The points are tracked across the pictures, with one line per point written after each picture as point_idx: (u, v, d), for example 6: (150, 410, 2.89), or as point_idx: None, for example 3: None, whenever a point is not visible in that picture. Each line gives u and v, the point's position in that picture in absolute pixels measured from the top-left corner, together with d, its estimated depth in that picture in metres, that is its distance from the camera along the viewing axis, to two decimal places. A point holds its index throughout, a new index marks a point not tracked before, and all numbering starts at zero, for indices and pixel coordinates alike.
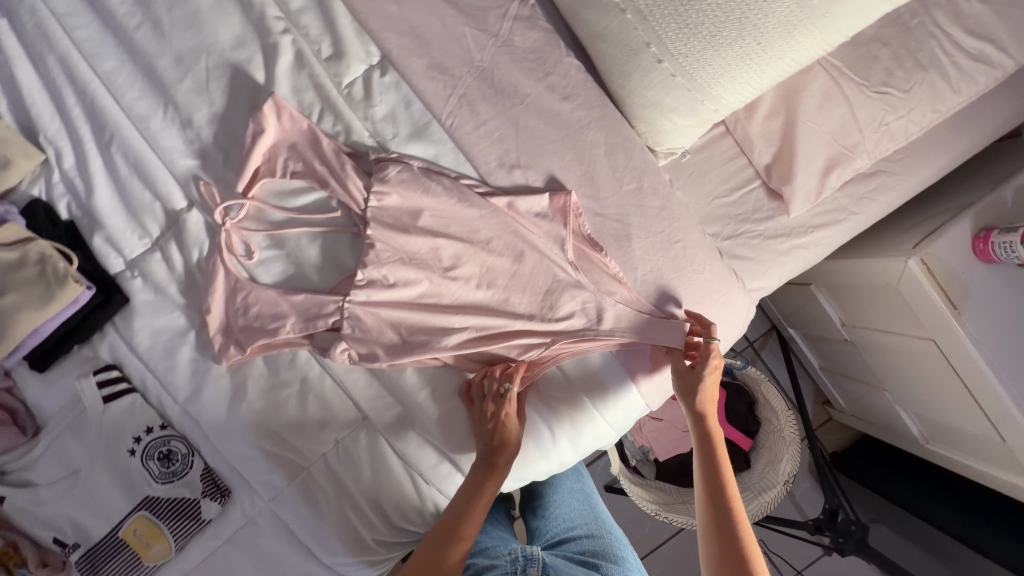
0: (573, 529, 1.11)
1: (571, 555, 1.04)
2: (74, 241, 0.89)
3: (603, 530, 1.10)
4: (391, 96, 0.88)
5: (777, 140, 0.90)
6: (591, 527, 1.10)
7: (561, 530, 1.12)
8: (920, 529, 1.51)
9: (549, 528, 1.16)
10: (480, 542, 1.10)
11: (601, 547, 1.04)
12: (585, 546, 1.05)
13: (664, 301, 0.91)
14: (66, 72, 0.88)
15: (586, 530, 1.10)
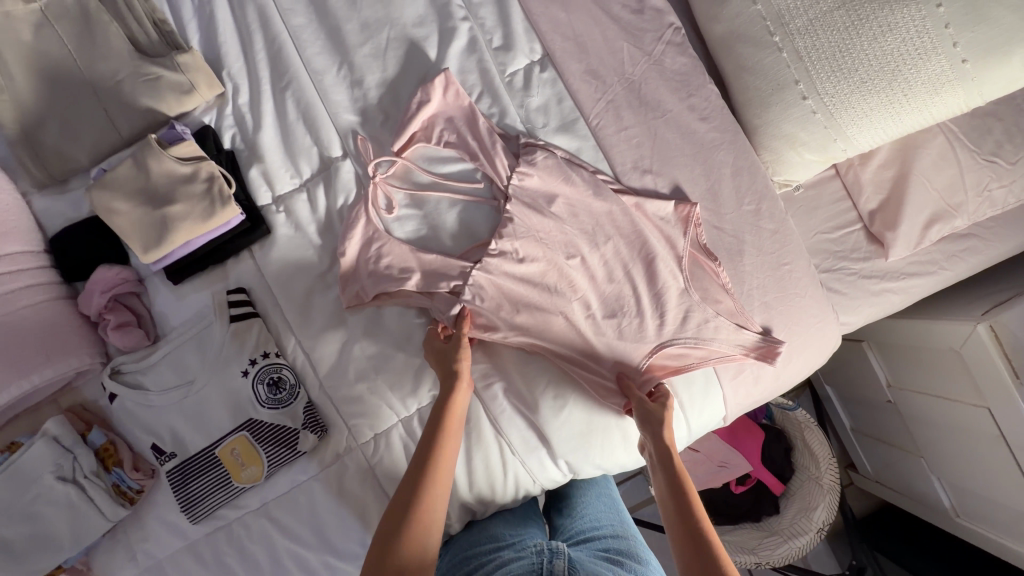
0: (598, 528, 0.97)
1: (596, 552, 0.90)
2: (233, 169, 0.96)
3: (630, 533, 0.96)
4: (547, 91, 0.97)
5: (885, 189, 0.99)
6: (617, 528, 0.96)
7: (586, 530, 0.98)
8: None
9: (570, 529, 1.01)
10: (495, 534, 0.95)
11: (630, 548, 0.90)
12: (611, 545, 0.91)
13: (766, 318, 0.96)
14: (261, 20, 0.98)
15: (612, 531, 0.96)
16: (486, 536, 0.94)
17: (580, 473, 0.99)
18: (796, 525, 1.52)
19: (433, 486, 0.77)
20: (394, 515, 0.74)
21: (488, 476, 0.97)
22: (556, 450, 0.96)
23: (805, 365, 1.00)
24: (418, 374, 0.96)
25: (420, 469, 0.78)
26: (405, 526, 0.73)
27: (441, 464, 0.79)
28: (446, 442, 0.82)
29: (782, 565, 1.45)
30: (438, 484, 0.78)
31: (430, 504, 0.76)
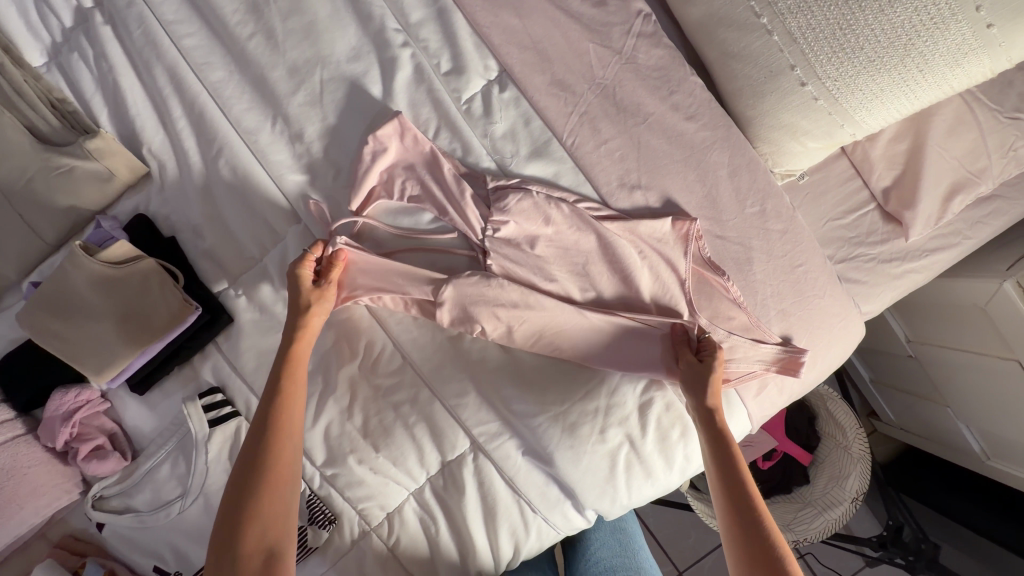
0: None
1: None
2: (178, 259, 0.86)
3: None
4: (511, 113, 0.86)
5: (899, 165, 0.89)
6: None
7: None
8: (981, 544, 1.41)
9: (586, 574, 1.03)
10: None
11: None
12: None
13: (784, 327, 0.89)
14: (172, 81, 0.85)
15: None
16: None
17: (607, 516, 0.93)
18: (829, 496, 1.47)
19: (269, 474, 0.67)
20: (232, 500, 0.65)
21: (513, 537, 0.93)
22: (582, 500, 0.91)
23: (830, 365, 0.93)
24: (421, 443, 0.89)
25: (252, 459, 0.68)
26: (240, 526, 0.63)
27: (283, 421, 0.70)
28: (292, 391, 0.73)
29: (821, 538, 1.40)
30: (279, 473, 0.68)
31: (270, 496, 0.66)
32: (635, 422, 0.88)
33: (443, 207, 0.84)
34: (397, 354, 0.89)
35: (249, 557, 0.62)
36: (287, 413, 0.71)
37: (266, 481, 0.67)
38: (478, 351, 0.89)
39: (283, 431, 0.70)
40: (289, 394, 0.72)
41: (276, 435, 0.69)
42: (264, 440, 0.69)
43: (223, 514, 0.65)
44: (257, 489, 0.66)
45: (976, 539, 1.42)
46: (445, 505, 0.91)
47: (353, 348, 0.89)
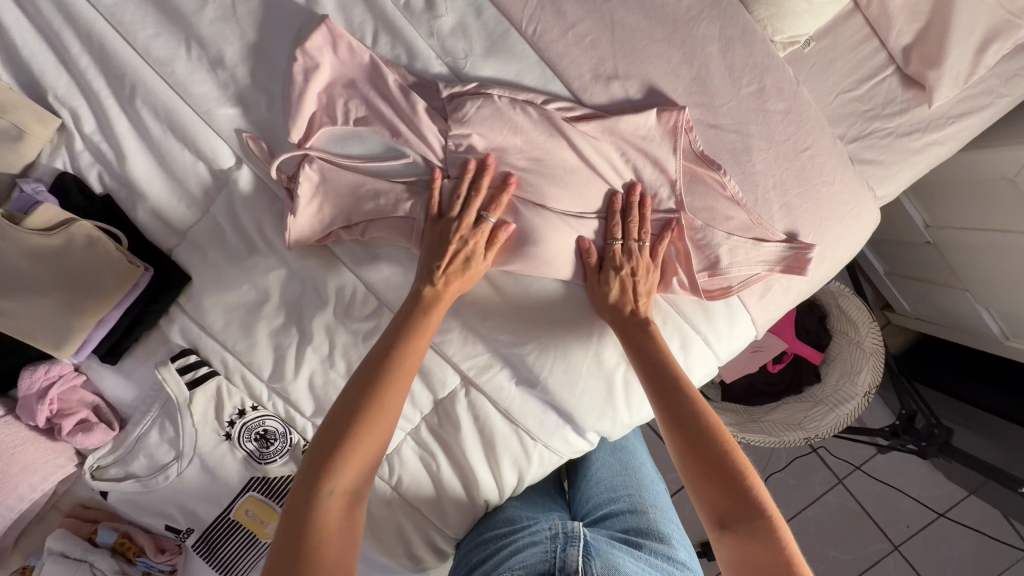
0: (615, 502, 0.97)
1: (615, 533, 0.91)
2: (115, 218, 0.79)
3: (647, 503, 0.96)
4: (459, 3, 0.73)
5: (923, 14, 0.76)
6: (634, 500, 0.96)
7: (603, 499, 1.00)
8: (1019, 434, 1.35)
9: (589, 495, 1.03)
10: (513, 515, 0.92)
11: (648, 525, 0.91)
12: (630, 524, 0.92)
13: (789, 222, 0.80)
14: (62, 11, 0.73)
15: (629, 504, 0.96)
16: (500, 519, 0.92)
17: (609, 436, 0.91)
18: (841, 393, 1.45)
19: (374, 413, 0.65)
20: (335, 430, 0.63)
21: (515, 464, 0.92)
22: (582, 424, 0.88)
23: (841, 259, 0.86)
24: (409, 383, 0.86)
25: (356, 395, 0.65)
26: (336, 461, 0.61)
27: (399, 363, 0.68)
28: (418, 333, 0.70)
29: (832, 433, 1.39)
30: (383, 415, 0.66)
31: (371, 438, 0.64)
32: None
33: (394, 126, 0.73)
34: (371, 296, 0.83)
35: (340, 496, 0.61)
36: (408, 357, 0.69)
37: (371, 420, 0.64)
38: None
39: (394, 373, 0.67)
40: (416, 335, 0.70)
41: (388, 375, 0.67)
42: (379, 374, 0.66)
43: (320, 442, 0.63)
44: (363, 428, 0.64)
45: (1015, 430, 1.36)
46: (443, 441, 0.90)
47: (322, 295, 0.82)
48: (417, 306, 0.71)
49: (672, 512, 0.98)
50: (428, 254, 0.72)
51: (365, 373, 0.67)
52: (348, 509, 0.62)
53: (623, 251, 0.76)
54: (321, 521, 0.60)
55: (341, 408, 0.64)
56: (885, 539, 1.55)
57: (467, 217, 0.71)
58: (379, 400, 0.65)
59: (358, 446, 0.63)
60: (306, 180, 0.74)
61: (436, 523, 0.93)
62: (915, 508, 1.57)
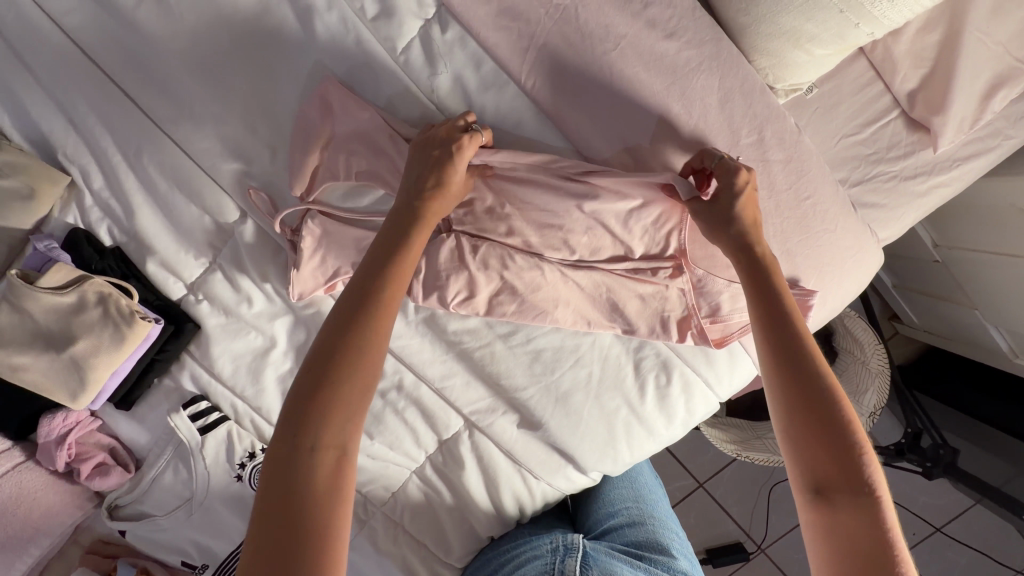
0: (614, 516, 1.00)
1: (615, 546, 0.94)
2: (126, 271, 0.81)
3: (646, 513, 0.99)
4: (457, 57, 0.73)
5: (929, 60, 0.74)
6: (633, 512, 0.99)
7: (602, 515, 1.02)
8: (1009, 444, 1.39)
9: (589, 510, 1.05)
10: (515, 533, 0.96)
11: (648, 538, 0.94)
12: (629, 538, 0.95)
13: (791, 268, 0.80)
14: (69, 73, 0.74)
15: (628, 517, 0.98)
16: (504, 535, 0.97)
17: (610, 474, 0.92)
18: None
19: (367, 351, 0.56)
20: (309, 380, 0.54)
21: (518, 499, 0.94)
22: (583, 463, 0.90)
23: (844, 300, 0.85)
24: (414, 425, 0.88)
25: (343, 339, 0.56)
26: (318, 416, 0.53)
27: (385, 303, 0.59)
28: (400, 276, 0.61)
29: None
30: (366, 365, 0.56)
31: (359, 379, 0.55)
32: (632, 384, 0.85)
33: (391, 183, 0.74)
34: None
35: (324, 453, 0.52)
36: (389, 296, 0.60)
37: (357, 371, 0.55)
38: (455, 332, 0.82)
39: (383, 313, 0.59)
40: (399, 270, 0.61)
41: (376, 309, 0.58)
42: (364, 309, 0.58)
43: (299, 389, 0.54)
44: (339, 378, 0.54)
45: (1003, 439, 1.41)
46: (447, 478, 0.92)
47: None
48: (400, 228, 0.64)
49: (671, 520, 1.01)
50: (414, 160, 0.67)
51: (348, 303, 0.58)
52: (341, 468, 0.52)
53: (727, 189, 0.68)
54: (309, 484, 0.50)
55: (320, 350, 0.56)
56: None
57: (453, 124, 0.68)
58: (369, 323, 0.57)
59: (343, 397, 0.54)
60: (310, 235, 0.76)
61: (440, 554, 0.95)
62: (915, 520, 1.57)
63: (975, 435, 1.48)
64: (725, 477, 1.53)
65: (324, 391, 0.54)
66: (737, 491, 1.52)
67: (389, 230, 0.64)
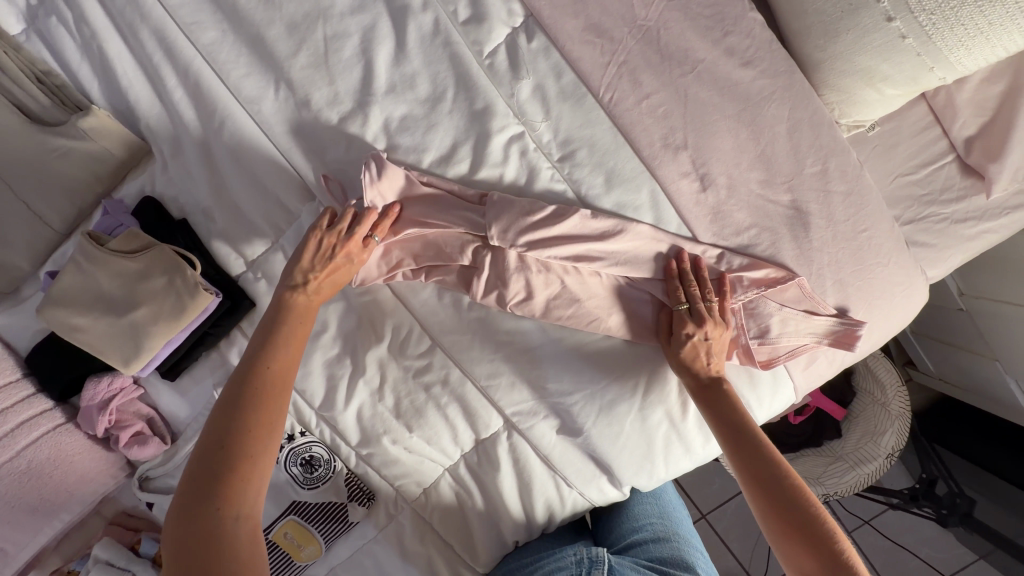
0: (639, 531, 0.99)
1: (640, 562, 0.93)
2: (191, 243, 0.82)
3: (671, 530, 0.98)
4: (540, 66, 0.75)
5: (990, 109, 0.77)
6: (658, 528, 0.98)
7: (625, 528, 1.01)
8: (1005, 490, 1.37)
9: (611, 526, 1.04)
10: (538, 546, 0.95)
11: (673, 555, 0.94)
12: (653, 553, 0.94)
13: (842, 298, 0.81)
14: (163, 46, 0.77)
15: (653, 532, 0.97)
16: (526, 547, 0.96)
17: (642, 489, 0.92)
18: (863, 452, 1.45)
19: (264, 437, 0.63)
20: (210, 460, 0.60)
21: (547, 507, 0.93)
22: (618, 476, 0.90)
23: (887, 336, 0.87)
24: (454, 422, 0.88)
25: (228, 432, 0.61)
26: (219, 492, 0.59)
27: (273, 378, 0.66)
28: (280, 348, 0.68)
29: (851, 492, 1.39)
30: (261, 431, 0.63)
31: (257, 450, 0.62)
32: (675, 400, 0.85)
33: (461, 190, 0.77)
34: (426, 336, 0.85)
35: (243, 520, 0.59)
36: (277, 366, 0.67)
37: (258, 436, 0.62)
38: (507, 332, 0.83)
39: (264, 392, 0.65)
40: (280, 342, 0.69)
41: (257, 390, 0.64)
42: (246, 388, 0.64)
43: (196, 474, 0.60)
44: (238, 451, 0.61)
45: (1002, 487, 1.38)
46: (479, 479, 0.91)
47: (378, 331, 0.85)
48: (284, 310, 0.71)
49: (694, 539, 1.00)
50: (296, 254, 0.73)
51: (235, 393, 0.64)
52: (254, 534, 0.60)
53: (691, 316, 0.76)
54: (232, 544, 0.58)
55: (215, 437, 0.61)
56: None
57: (355, 232, 0.72)
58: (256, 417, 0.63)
59: (250, 474, 0.61)
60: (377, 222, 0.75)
61: (463, 555, 0.94)
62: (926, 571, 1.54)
63: (975, 482, 1.45)
64: (737, 507, 1.51)
65: (218, 473, 0.59)
66: (749, 523, 1.50)
67: (272, 322, 0.70)
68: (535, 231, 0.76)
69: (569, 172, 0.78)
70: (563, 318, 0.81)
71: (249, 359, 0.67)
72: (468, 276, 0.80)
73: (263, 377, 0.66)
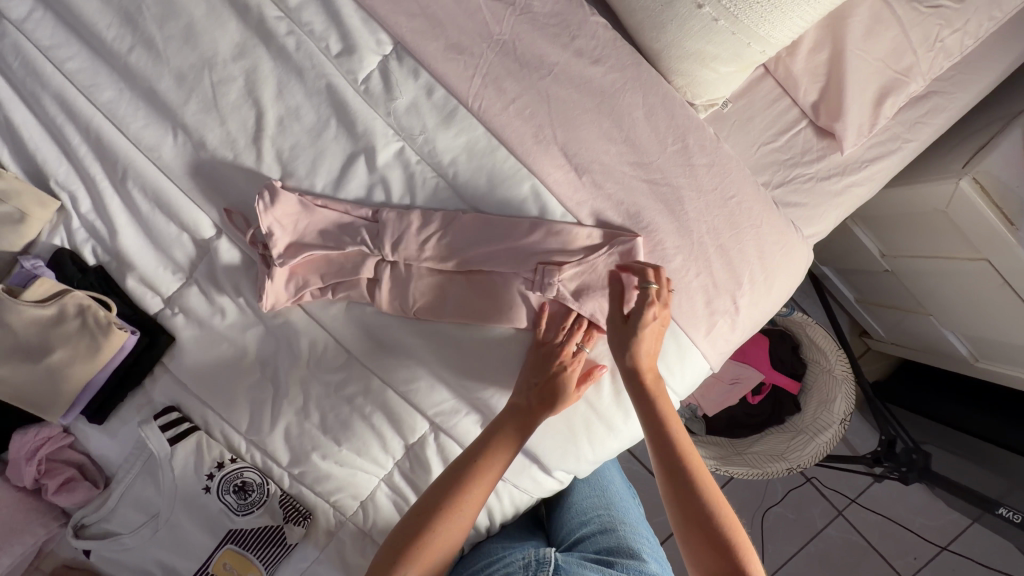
0: (586, 524, 0.99)
1: (587, 554, 0.91)
2: (106, 287, 0.86)
3: (617, 521, 0.97)
4: (411, 86, 0.82)
5: (823, 74, 0.85)
6: (604, 519, 0.98)
7: (576, 524, 1.01)
8: (979, 447, 1.39)
9: (564, 524, 1.03)
10: (492, 554, 0.93)
11: (619, 543, 0.92)
12: (601, 544, 0.93)
13: (725, 263, 0.87)
14: (65, 109, 0.84)
15: (600, 524, 0.97)
16: (481, 556, 0.95)
17: (579, 474, 0.95)
18: (819, 421, 1.47)
19: (436, 537, 0.75)
20: (415, 519, 0.76)
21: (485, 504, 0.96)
22: (547, 463, 0.93)
23: (779, 294, 0.92)
24: (381, 430, 0.90)
25: (441, 499, 0.76)
26: (409, 554, 0.73)
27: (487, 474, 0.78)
28: (506, 448, 0.80)
29: (813, 462, 1.40)
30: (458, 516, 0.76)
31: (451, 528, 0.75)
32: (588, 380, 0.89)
33: (352, 210, 0.84)
34: (342, 349, 0.89)
35: None
36: (492, 466, 0.79)
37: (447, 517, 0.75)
38: (418, 335, 0.87)
39: (476, 487, 0.77)
40: (508, 440, 0.80)
41: (473, 483, 0.77)
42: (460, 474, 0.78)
43: (399, 532, 0.76)
44: (432, 523, 0.75)
45: (974, 444, 1.41)
46: (414, 486, 0.93)
47: (295, 351, 0.88)
48: (511, 419, 0.81)
49: (642, 527, 0.99)
50: (528, 369, 0.84)
51: (434, 500, 0.77)
52: None
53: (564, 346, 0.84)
54: None
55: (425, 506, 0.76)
56: (893, 571, 1.54)
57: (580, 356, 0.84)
58: (441, 518, 0.75)
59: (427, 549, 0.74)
60: (277, 246, 0.81)
61: None
62: (912, 540, 1.56)
63: (947, 441, 1.48)
64: None
65: (413, 544, 0.74)
66: None
67: (501, 422, 0.81)
68: (428, 240, 0.82)
69: (453, 177, 0.84)
70: (464, 318, 0.85)
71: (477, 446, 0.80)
72: (372, 288, 0.85)
73: (481, 465, 0.78)
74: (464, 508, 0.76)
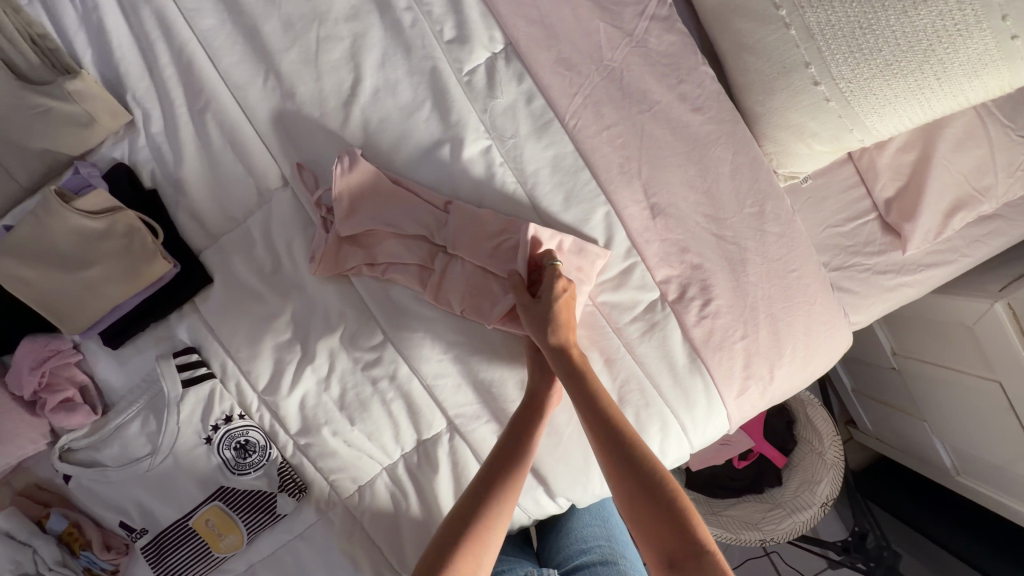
0: (586, 553, 0.97)
1: None
2: (155, 212, 0.83)
3: (618, 554, 0.97)
4: (514, 89, 0.82)
5: (904, 175, 0.88)
6: (605, 551, 0.97)
7: (574, 550, 0.99)
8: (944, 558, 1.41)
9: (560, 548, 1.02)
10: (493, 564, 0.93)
11: None
12: None
13: (773, 333, 0.88)
14: (162, 26, 0.81)
15: (600, 555, 0.96)
16: None
17: (579, 504, 0.94)
18: (799, 499, 1.49)
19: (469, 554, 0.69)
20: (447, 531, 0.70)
21: None
22: (553, 487, 0.91)
23: (813, 371, 0.93)
24: (398, 419, 0.89)
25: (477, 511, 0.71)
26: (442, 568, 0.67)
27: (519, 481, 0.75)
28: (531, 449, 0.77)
29: (788, 539, 1.41)
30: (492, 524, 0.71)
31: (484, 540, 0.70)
32: None
33: (425, 194, 0.82)
34: (378, 330, 0.86)
35: None
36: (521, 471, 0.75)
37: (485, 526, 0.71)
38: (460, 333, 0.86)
39: (510, 490, 0.74)
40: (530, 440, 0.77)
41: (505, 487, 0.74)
42: (487, 478, 0.74)
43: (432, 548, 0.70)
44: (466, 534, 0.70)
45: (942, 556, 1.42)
46: (416, 481, 0.91)
47: (332, 321, 0.86)
48: (528, 413, 0.79)
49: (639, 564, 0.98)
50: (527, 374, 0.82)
51: (469, 508, 0.72)
52: None
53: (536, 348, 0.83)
54: None
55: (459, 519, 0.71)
56: None
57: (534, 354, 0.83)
58: (477, 527, 0.70)
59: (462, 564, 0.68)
60: (344, 212, 0.79)
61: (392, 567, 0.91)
62: None
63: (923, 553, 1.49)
64: None
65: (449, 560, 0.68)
66: None
67: (524, 418, 0.79)
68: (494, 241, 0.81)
69: (532, 187, 0.83)
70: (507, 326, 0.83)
71: (503, 446, 0.77)
72: (425, 275, 0.84)
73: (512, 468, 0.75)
74: (498, 515, 0.72)
